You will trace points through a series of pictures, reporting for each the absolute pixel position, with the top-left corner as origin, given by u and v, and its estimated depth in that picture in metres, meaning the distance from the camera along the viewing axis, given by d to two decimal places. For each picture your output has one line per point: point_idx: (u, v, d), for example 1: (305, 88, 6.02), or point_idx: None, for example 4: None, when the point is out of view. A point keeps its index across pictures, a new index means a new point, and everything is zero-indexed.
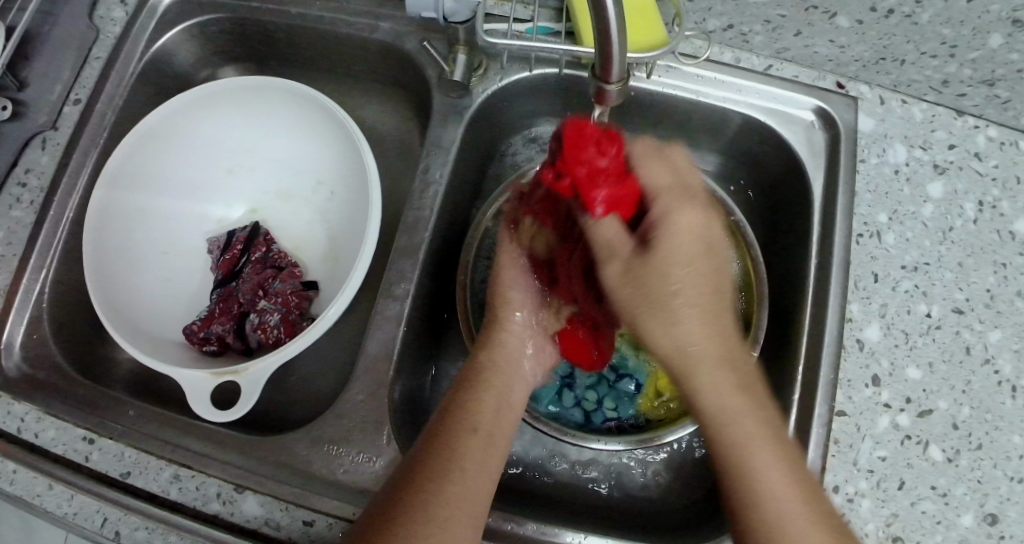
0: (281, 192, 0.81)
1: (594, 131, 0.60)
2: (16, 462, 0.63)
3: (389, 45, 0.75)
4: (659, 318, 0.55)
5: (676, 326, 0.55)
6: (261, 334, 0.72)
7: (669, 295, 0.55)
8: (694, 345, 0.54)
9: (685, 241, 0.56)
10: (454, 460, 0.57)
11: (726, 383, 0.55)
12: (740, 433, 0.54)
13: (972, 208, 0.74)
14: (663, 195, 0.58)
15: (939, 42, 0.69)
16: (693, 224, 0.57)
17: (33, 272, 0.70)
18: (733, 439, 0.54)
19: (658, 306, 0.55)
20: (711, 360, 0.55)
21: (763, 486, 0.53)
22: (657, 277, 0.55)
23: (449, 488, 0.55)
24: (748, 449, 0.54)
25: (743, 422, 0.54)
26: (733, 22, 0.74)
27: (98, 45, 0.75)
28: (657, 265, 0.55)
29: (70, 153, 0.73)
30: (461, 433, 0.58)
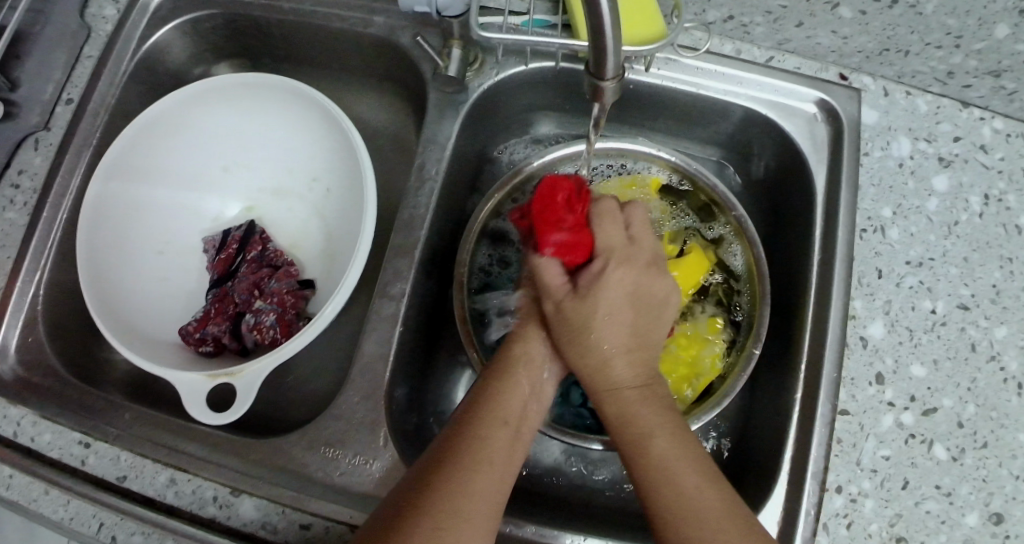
0: (276, 190, 0.80)
1: (562, 185, 0.63)
2: (12, 467, 0.62)
3: (383, 40, 0.74)
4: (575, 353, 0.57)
5: (593, 352, 0.57)
6: (257, 335, 0.71)
7: (590, 330, 0.56)
8: (610, 368, 0.56)
9: (616, 289, 0.58)
10: (471, 458, 0.53)
11: (645, 410, 0.55)
12: (654, 452, 0.54)
13: (978, 202, 0.72)
14: (610, 254, 0.59)
15: (944, 33, 0.67)
16: (628, 279, 0.58)
17: (27, 274, 0.69)
18: (645, 461, 0.54)
19: (580, 340, 0.57)
20: (625, 382, 0.56)
21: (669, 507, 0.52)
22: (583, 320, 0.57)
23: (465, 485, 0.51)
24: (663, 471, 0.53)
25: (657, 446, 0.54)
26: (734, 13, 0.73)
27: (90, 43, 0.75)
28: (585, 304, 0.57)
29: (63, 153, 0.72)
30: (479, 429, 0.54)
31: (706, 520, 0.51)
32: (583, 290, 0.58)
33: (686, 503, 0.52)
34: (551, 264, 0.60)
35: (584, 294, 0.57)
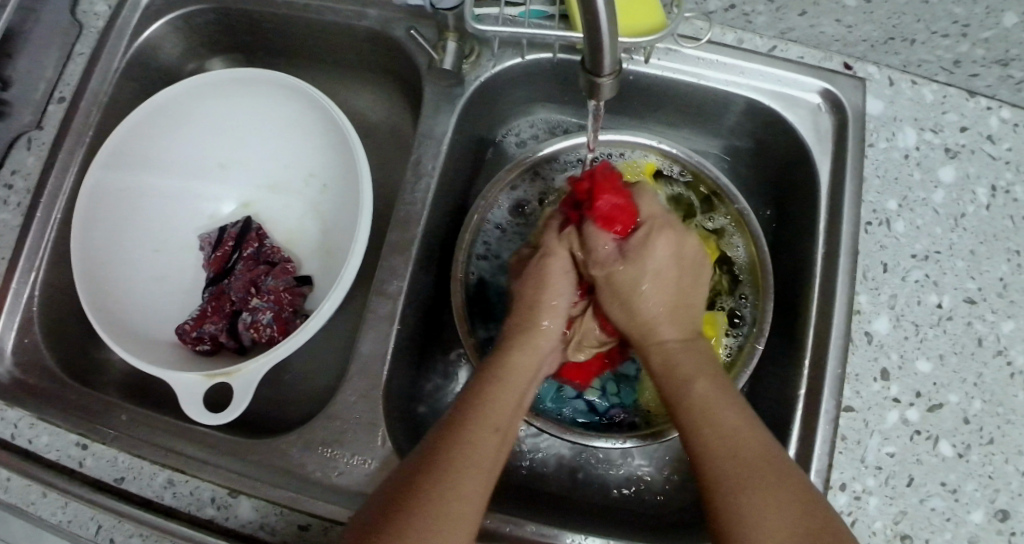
0: (272, 186, 0.79)
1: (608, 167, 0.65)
2: (10, 470, 0.62)
3: (378, 33, 0.73)
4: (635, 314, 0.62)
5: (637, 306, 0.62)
6: (253, 333, 0.70)
7: (637, 288, 0.61)
8: (652, 318, 0.61)
9: (660, 255, 0.62)
10: (460, 459, 0.53)
11: (688, 359, 0.59)
12: (695, 392, 0.57)
13: (985, 194, 0.71)
14: (652, 223, 0.63)
15: (951, 21, 0.66)
16: (670, 246, 0.62)
17: (22, 274, 0.69)
18: (686, 401, 0.57)
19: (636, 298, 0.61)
20: (668, 330, 0.61)
21: (712, 439, 0.54)
22: (631, 281, 0.61)
23: (454, 488, 0.51)
24: (705, 409, 0.56)
25: (699, 386, 0.57)
26: (735, 2, 0.71)
27: (83, 40, 0.74)
28: (637, 269, 0.61)
29: (56, 152, 0.71)
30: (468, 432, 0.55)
31: (745, 452, 0.53)
32: (631, 254, 0.62)
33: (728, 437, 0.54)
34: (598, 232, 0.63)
35: (631, 258, 0.62)
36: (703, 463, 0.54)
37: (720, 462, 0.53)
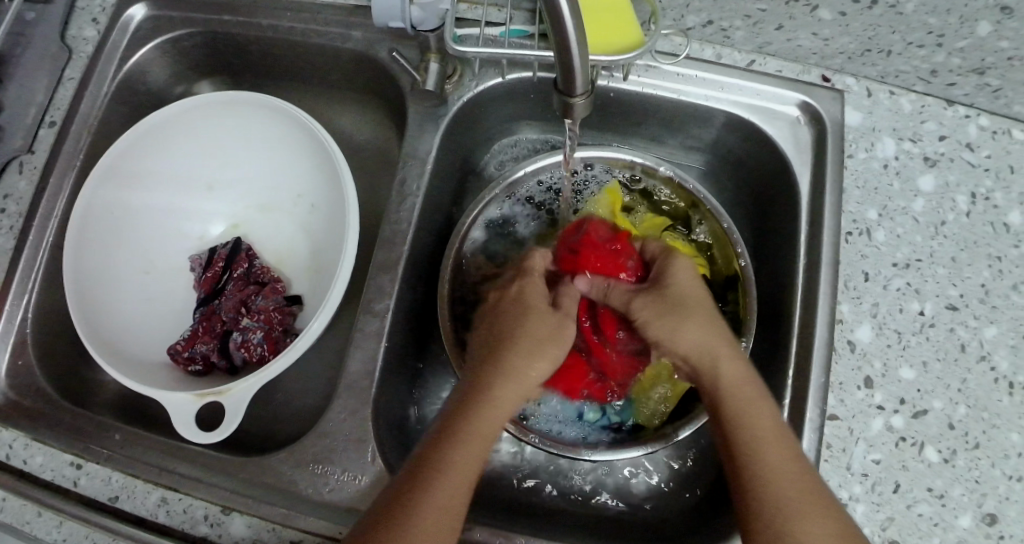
0: (261, 207, 0.80)
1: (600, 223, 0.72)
2: (4, 490, 0.63)
3: (364, 54, 0.74)
4: (681, 334, 0.61)
5: (678, 332, 0.61)
6: (244, 353, 0.71)
7: (677, 315, 0.62)
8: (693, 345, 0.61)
9: (684, 284, 0.64)
10: (443, 468, 0.55)
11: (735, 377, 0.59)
12: (756, 423, 0.56)
13: (965, 201, 0.72)
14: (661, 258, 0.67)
15: (925, 32, 0.67)
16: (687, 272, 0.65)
17: (15, 297, 0.69)
18: (747, 429, 0.56)
19: (682, 320, 0.61)
20: (717, 358, 0.60)
21: (765, 469, 0.54)
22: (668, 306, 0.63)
23: (433, 497, 0.54)
24: (762, 440, 0.55)
25: (757, 412, 0.57)
26: (713, 18, 0.73)
27: (72, 65, 0.75)
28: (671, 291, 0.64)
29: (47, 177, 0.72)
30: (462, 437, 0.57)
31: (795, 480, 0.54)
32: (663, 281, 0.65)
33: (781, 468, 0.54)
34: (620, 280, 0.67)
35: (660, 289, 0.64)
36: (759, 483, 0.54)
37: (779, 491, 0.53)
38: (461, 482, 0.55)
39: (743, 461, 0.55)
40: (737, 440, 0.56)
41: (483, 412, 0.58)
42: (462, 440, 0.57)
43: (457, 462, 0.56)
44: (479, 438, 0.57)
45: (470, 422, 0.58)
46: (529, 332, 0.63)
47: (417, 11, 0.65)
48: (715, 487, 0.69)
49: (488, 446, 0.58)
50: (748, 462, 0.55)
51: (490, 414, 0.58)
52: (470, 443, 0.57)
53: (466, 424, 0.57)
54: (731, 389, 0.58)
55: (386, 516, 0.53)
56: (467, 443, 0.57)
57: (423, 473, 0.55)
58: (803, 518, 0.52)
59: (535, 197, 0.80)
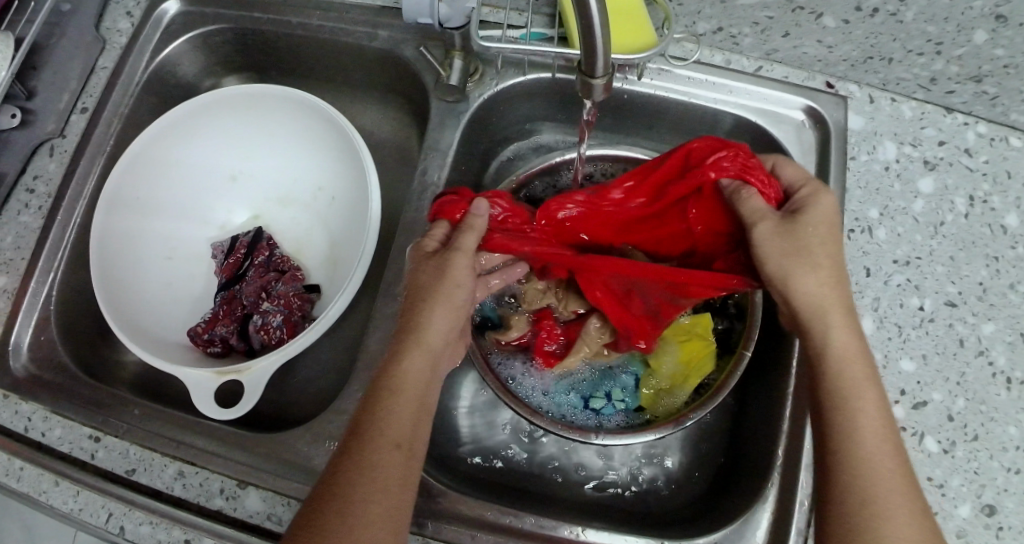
0: (281, 198, 0.83)
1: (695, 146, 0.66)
2: (23, 459, 0.64)
3: (388, 52, 0.77)
4: (804, 273, 0.57)
5: (812, 276, 0.57)
6: (263, 336, 0.73)
7: (811, 258, 0.58)
8: (820, 297, 0.57)
9: (822, 224, 0.59)
10: (377, 444, 0.56)
11: (857, 349, 0.57)
12: (861, 410, 0.55)
13: (963, 203, 0.75)
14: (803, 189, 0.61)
15: (924, 40, 0.70)
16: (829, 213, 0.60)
17: (40, 274, 0.71)
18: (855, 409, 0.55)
19: (811, 261, 0.57)
20: (844, 319, 0.58)
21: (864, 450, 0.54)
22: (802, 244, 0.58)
23: (375, 473, 0.54)
24: (867, 424, 0.55)
25: (866, 394, 0.56)
26: (722, 24, 0.76)
27: (105, 55, 0.78)
28: (808, 230, 0.58)
29: (76, 160, 0.75)
30: (388, 413, 0.57)
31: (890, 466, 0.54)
32: (796, 213, 0.59)
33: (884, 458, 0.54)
34: (751, 193, 0.60)
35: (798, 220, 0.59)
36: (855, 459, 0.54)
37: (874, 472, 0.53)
38: (400, 457, 0.56)
39: (849, 445, 0.55)
40: (840, 414, 0.56)
41: (413, 380, 0.59)
42: (390, 414, 0.57)
43: (386, 436, 0.56)
44: (407, 408, 0.58)
45: (400, 395, 0.58)
46: (449, 283, 0.61)
47: (444, 9, 0.68)
48: (718, 483, 0.70)
49: (422, 412, 0.59)
50: (855, 453, 0.54)
51: (416, 360, 0.59)
52: (405, 414, 0.57)
53: (395, 398, 0.58)
54: (851, 360, 0.57)
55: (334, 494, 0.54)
56: (393, 417, 0.57)
57: (359, 451, 0.55)
58: (895, 509, 0.52)
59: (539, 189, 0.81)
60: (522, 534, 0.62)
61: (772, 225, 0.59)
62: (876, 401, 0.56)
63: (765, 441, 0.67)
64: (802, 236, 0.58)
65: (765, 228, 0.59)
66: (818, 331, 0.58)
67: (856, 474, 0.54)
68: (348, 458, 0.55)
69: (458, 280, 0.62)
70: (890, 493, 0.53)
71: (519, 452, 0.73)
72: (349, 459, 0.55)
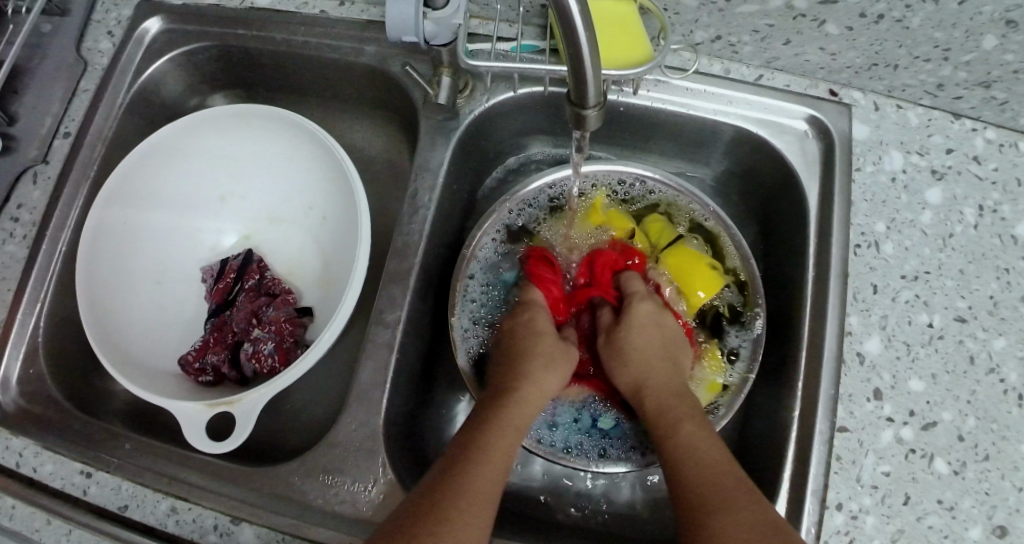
0: (272, 218, 0.81)
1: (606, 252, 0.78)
2: (15, 498, 0.63)
3: (375, 68, 0.75)
4: (630, 370, 0.71)
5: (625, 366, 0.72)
6: (256, 363, 0.72)
7: (628, 352, 0.72)
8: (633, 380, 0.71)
9: (644, 324, 0.73)
10: (477, 463, 0.59)
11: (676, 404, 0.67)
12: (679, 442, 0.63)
13: (972, 213, 0.73)
14: (634, 296, 0.76)
15: (931, 46, 0.68)
16: (649, 312, 0.74)
17: (28, 305, 0.70)
18: (671, 449, 0.63)
19: (626, 352, 0.72)
20: (665, 390, 0.69)
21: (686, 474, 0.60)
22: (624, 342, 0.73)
23: (476, 484, 0.58)
24: (682, 456, 0.62)
25: (684, 428, 0.64)
26: (721, 33, 0.74)
27: (87, 77, 0.76)
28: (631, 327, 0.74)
29: (61, 186, 0.73)
30: (490, 438, 0.61)
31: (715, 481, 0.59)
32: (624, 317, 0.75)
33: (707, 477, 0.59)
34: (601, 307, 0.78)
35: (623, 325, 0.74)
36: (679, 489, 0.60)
37: (690, 489, 0.59)
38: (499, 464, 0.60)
39: (672, 473, 0.61)
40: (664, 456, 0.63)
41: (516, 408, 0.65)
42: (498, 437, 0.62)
43: (489, 457, 0.60)
44: (509, 434, 0.63)
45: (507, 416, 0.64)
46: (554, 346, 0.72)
47: (430, 25, 0.65)
48: None
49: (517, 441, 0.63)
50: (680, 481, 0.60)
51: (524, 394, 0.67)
52: (508, 432, 0.63)
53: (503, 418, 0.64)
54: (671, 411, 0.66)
55: (432, 509, 0.55)
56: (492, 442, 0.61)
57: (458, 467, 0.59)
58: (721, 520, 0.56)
59: (529, 205, 0.79)
60: None
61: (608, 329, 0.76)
62: (690, 435, 0.63)
63: None
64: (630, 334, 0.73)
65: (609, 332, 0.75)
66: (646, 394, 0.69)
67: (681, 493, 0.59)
68: (448, 475, 0.58)
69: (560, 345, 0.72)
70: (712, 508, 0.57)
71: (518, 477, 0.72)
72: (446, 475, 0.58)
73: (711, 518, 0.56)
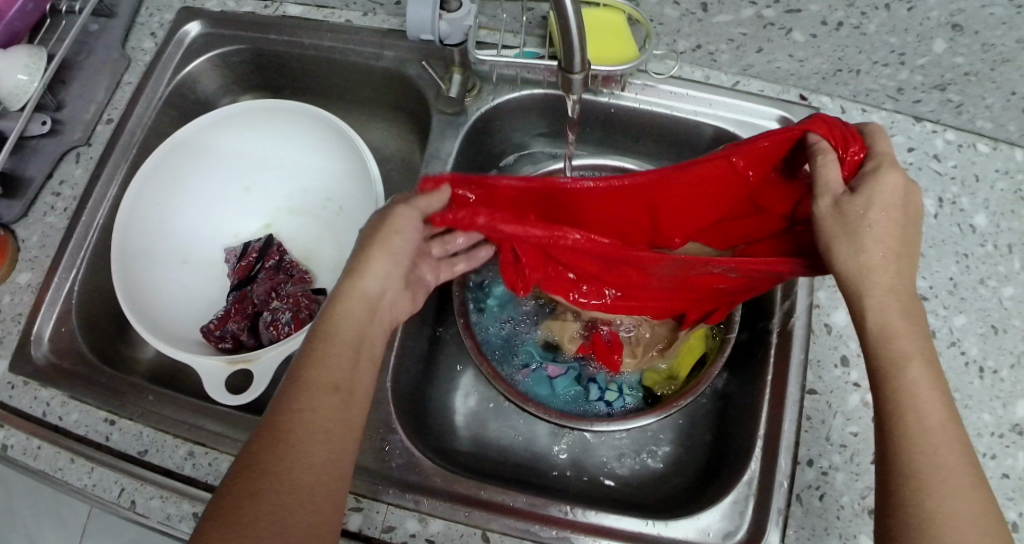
0: (293, 208, 0.88)
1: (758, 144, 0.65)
2: (40, 439, 0.68)
3: (392, 70, 0.83)
4: (873, 251, 0.56)
5: (862, 250, 0.56)
6: (273, 331, 0.77)
7: (870, 232, 0.56)
8: (870, 272, 0.56)
9: (892, 199, 0.57)
10: (305, 405, 0.57)
11: (904, 320, 0.56)
12: (919, 407, 0.54)
13: (933, 204, 0.79)
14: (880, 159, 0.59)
15: (888, 51, 0.75)
16: (900, 188, 0.57)
17: (63, 271, 0.76)
18: (901, 390, 0.54)
19: (870, 236, 0.56)
20: (892, 293, 0.56)
21: (915, 429, 0.53)
22: (865, 217, 0.56)
23: (312, 428, 0.57)
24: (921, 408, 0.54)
25: (916, 365, 0.55)
26: (701, 42, 0.82)
27: (130, 71, 0.84)
28: (865, 217, 0.56)
29: (100, 165, 0.80)
30: (320, 371, 0.59)
31: (942, 446, 0.53)
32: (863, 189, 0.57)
33: (943, 454, 0.53)
34: (826, 166, 0.59)
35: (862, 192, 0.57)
36: (899, 448, 0.54)
37: (917, 453, 0.53)
38: (339, 397, 0.59)
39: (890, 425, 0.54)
40: (887, 398, 0.55)
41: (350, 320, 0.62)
42: (323, 358, 0.60)
43: (319, 390, 0.58)
44: (346, 347, 0.61)
45: (338, 334, 0.61)
46: (390, 230, 0.65)
47: (445, 26, 0.76)
48: (704, 470, 0.73)
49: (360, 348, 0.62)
50: (912, 464, 0.53)
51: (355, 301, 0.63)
52: (342, 354, 0.61)
53: (334, 338, 0.61)
54: (901, 329, 0.55)
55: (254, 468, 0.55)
56: (325, 372, 0.59)
57: (290, 415, 0.57)
58: (943, 501, 0.52)
59: None
60: (514, 511, 0.65)
61: (830, 204, 0.58)
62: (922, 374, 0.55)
63: (746, 428, 0.70)
64: (863, 213, 0.57)
65: (826, 203, 0.58)
66: (881, 329, 0.56)
67: (913, 475, 0.53)
68: (279, 426, 0.56)
69: (400, 227, 0.65)
70: (940, 485, 0.52)
71: (512, 439, 0.77)
72: (279, 425, 0.56)
73: (936, 502, 0.52)
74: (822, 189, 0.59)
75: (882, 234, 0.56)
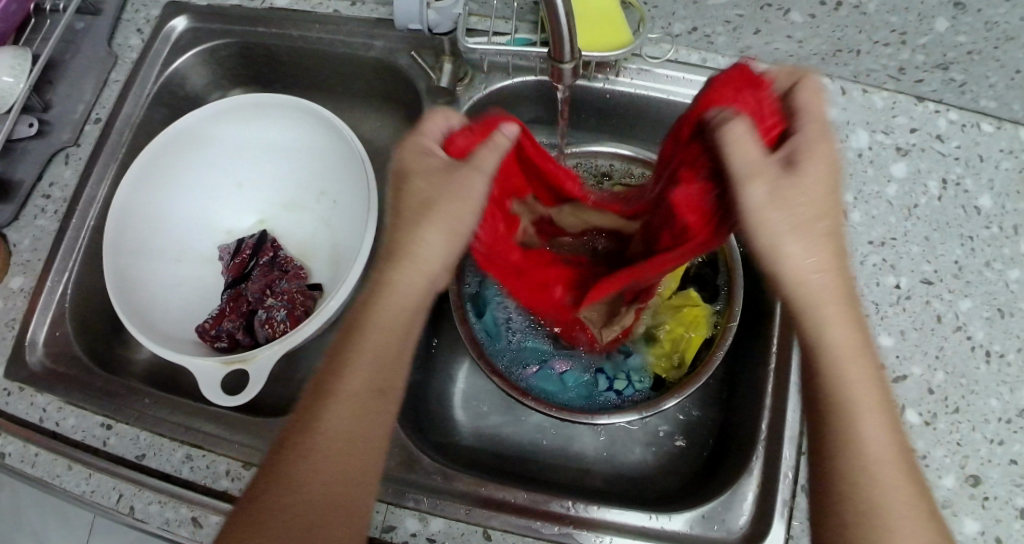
0: (288, 204, 0.87)
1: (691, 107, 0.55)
2: (37, 446, 0.68)
3: (383, 61, 0.82)
4: (801, 248, 0.51)
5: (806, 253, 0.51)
6: (268, 329, 0.77)
7: (810, 229, 0.50)
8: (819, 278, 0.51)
9: (819, 181, 0.51)
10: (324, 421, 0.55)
11: (844, 331, 0.52)
12: (863, 423, 0.52)
13: (936, 186, 0.78)
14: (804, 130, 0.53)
15: (888, 30, 0.73)
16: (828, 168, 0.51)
17: (55, 275, 0.75)
18: (843, 402, 0.53)
19: (805, 230, 0.50)
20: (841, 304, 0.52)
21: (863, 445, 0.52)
22: (798, 204, 0.50)
23: (329, 449, 0.55)
24: (865, 426, 0.52)
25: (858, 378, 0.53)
26: (697, 24, 0.79)
27: (117, 69, 0.83)
28: (795, 204, 0.50)
29: (90, 166, 0.79)
30: (347, 381, 0.56)
31: (887, 467, 0.52)
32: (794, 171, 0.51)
33: (893, 487, 0.51)
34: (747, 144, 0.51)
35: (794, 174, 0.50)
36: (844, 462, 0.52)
37: (864, 470, 0.52)
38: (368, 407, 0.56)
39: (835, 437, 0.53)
40: (836, 411, 0.53)
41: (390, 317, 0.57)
42: (357, 363, 0.56)
43: (344, 406, 0.56)
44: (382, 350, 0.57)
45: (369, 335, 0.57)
46: (461, 202, 0.56)
47: (433, 15, 0.74)
48: (710, 460, 0.72)
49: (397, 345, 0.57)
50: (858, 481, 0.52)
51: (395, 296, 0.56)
52: (376, 359, 0.57)
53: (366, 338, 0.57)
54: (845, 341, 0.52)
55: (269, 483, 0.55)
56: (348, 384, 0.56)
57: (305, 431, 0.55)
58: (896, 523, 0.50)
59: None
60: (514, 508, 0.65)
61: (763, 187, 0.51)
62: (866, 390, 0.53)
63: (749, 419, 0.69)
64: (792, 197, 0.50)
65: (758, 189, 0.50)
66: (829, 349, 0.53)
67: (864, 495, 0.51)
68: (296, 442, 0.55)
69: (473, 201, 0.56)
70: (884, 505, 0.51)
71: (512, 432, 0.76)
72: (297, 440, 0.55)
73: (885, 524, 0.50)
74: (749, 170, 0.50)
75: (822, 231, 0.51)
